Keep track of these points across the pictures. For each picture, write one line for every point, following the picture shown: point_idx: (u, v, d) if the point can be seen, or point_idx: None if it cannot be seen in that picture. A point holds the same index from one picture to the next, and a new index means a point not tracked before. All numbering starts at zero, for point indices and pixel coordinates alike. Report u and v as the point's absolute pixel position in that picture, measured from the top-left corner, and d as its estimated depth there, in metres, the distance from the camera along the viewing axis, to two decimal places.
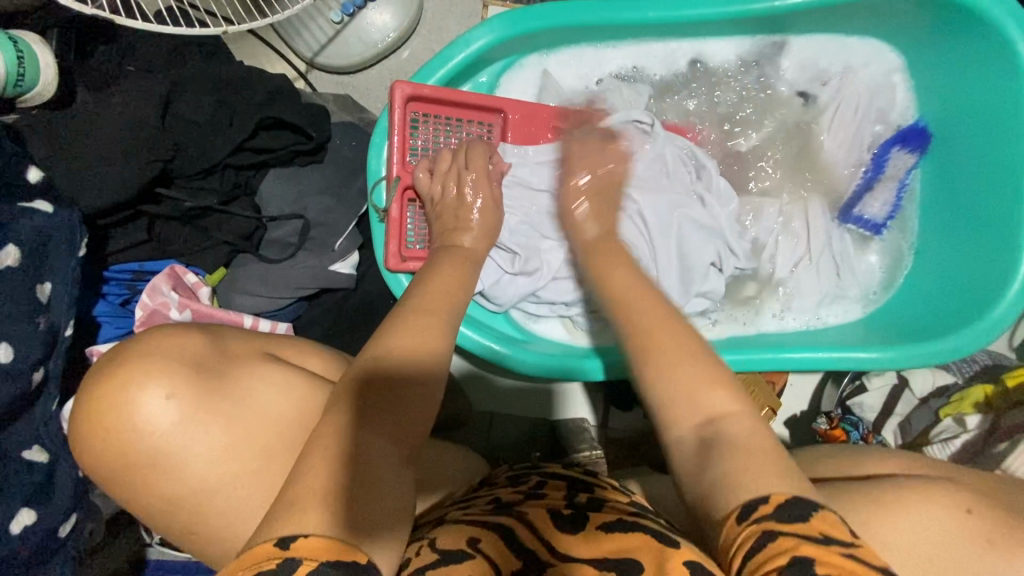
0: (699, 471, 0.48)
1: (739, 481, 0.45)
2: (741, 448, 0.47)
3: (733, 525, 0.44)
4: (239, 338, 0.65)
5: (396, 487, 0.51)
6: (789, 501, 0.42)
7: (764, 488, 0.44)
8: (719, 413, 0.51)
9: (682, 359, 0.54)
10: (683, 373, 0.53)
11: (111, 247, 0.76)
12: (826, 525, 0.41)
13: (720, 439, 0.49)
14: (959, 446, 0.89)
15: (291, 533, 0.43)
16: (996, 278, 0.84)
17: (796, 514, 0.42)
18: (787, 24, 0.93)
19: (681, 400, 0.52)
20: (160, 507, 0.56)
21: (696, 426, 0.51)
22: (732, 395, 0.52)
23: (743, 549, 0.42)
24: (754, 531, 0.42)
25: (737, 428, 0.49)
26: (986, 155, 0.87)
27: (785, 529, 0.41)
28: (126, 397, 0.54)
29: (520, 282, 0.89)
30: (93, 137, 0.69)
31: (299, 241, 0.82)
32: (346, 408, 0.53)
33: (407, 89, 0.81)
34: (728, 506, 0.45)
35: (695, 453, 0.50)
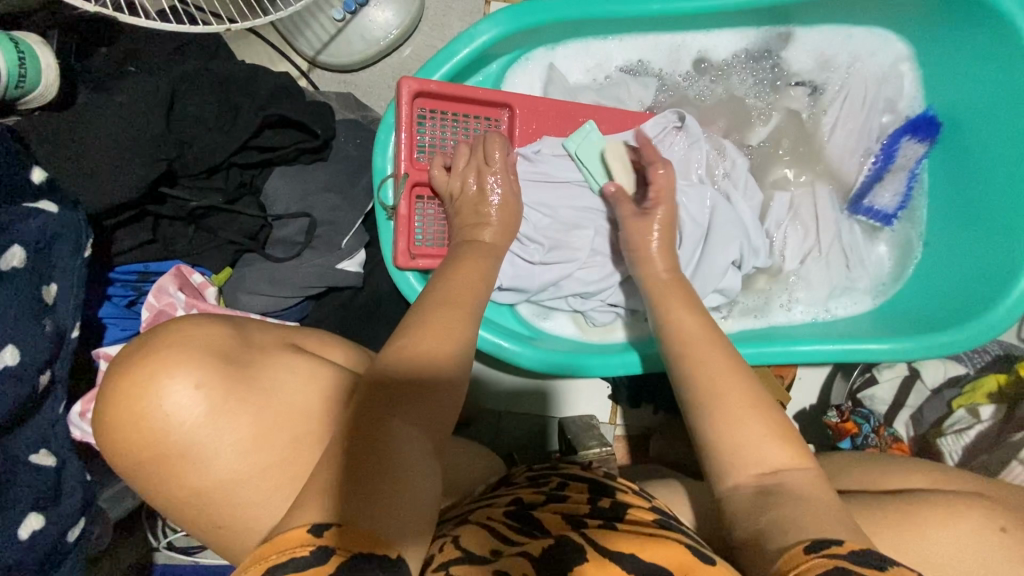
0: (756, 512, 0.48)
1: (808, 524, 0.45)
2: (800, 495, 0.48)
3: (800, 553, 0.42)
4: (260, 328, 0.61)
5: (428, 477, 0.50)
6: (864, 551, 0.41)
7: (835, 534, 0.43)
8: (782, 467, 0.51)
9: (745, 412, 0.54)
10: (749, 429, 0.53)
11: (115, 249, 0.75)
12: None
13: (781, 490, 0.49)
14: (972, 438, 0.87)
15: (323, 521, 0.43)
16: (1007, 268, 0.82)
17: (869, 561, 0.40)
18: (793, 15, 0.92)
19: (747, 455, 0.52)
20: (183, 500, 0.52)
21: (758, 476, 0.51)
22: (789, 449, 0.52)
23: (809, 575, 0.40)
24: (823, 562, 0.40)
25: (797, 481, 0.50)
26: (1001, 144, 0.85)
27: (860, 569, 0.39)
28: (150, 386, 0.49)
29: (535, 277, 0.88)
30: (100, 135, 0.69)
31: (305, 239, 0.81)
32: (374, 392, 0.53)
33: (414, 85, 0.79)
34: (793, 540, 0.44)
35: (754, 500, 0.49)
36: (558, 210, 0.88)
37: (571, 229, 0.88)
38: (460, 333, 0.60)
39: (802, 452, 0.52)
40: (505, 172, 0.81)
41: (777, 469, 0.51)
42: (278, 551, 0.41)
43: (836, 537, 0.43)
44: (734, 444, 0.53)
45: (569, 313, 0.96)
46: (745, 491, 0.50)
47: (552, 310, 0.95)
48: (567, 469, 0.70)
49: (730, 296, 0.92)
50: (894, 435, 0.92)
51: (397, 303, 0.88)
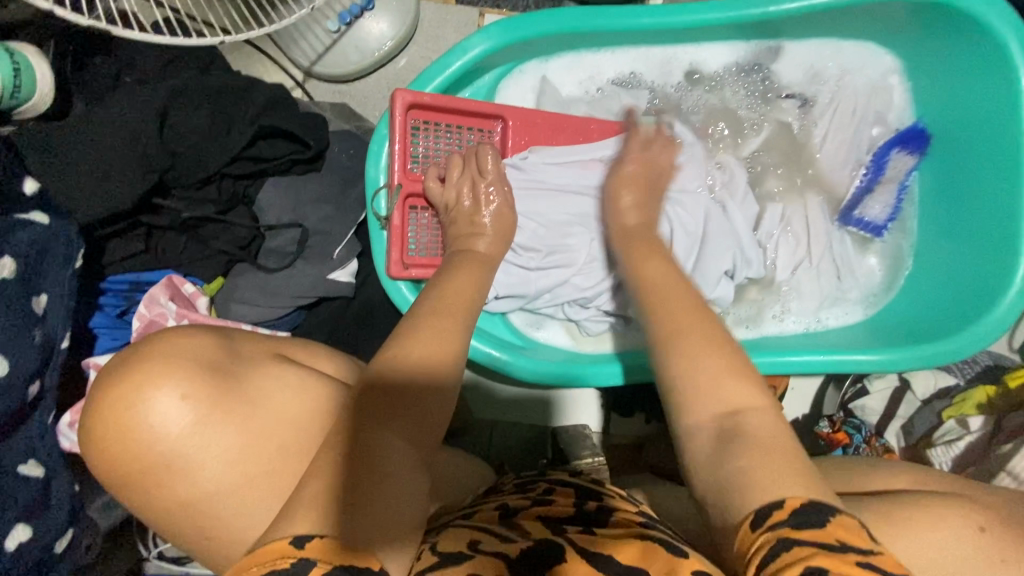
0: (715, 468, 0.47)
1: (756, 481, 0.44)
2: (759, 445, 0.47)
3: (749, 532, 0.42)
4: (249, 339, 0.61)
5: (414, 488, 0.50)
6: (805, 506, 0.42)
7: (780, 492, 0.43)
8: (741, 407, 0.50)
9: (705, 350, 0.53)
10: (706, 364, 0.52)
11: (106, 259, 0.75)
12: (842, 531, 0.40)
13: (740, 434, 0.48)
14: (961, 449, 0.87)
15: (306, 532, 0.43)
16: (995, 280, 0.83)
17: (810, 520, 0.41)
18: (783, 30, 0.93)
19: (704, 390, 0.51)
20: (170, 512, 0.52)
21: (716, 416, 0.50)
22: (752, 389, 0.51)
23: (758, 557, 0.40)
24: (766, 540, 0.41)
25: (757, 425, 0.48)
26: (989, 157, 0.86)
27: (803, 538, 0.40)
28: (137, 398, 0.49)
29: (529, 288, 0.89)
30: (91, 146, 0.69)
31: (297, 249, 0.82)
32: (367, 403, 0.53)
33: (408, 97, 0.80)
34: (741, 514, 0.44)
35: (712, 444, 0.49)
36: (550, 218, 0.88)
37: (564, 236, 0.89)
38: (449, 343, 0.60)
39: (759, 391, 0.51)
40: (499, 182, 0.81)
41: (738, 410, 0.50)
42: (260, 563, 0.41)
43: (779, 496, 0.43)
44: (686, 388, 0.52)
45: (561, 322, 0.96)
46: (706, 430, 0.50)
47: (544, 320, 0.96)
48: (555, 475, 0.71)
49: (723, 305, 0.92)
50: (886, 445, 0.93)
51: (389, 313, 0.88)
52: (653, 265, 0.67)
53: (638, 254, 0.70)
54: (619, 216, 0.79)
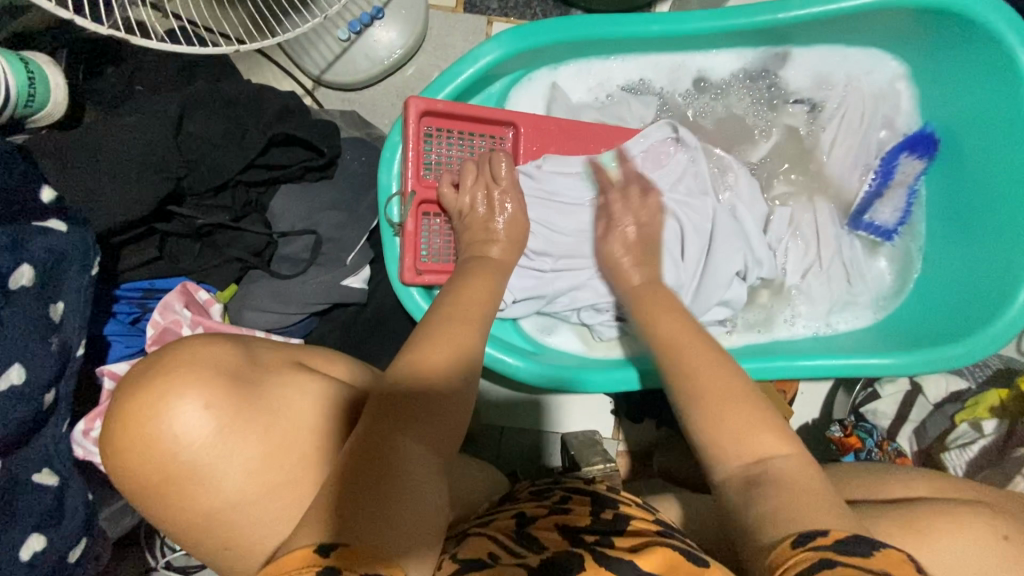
0: (742, 506, 0.48)
1: (793, 513, 0.45)
2: (788, 484, 0.48)
3: (786, 549, 0.42)
4: (267, 347, 0.61)
5: (435, 496, 0.50)
6: (850, 538, 0.42)
7: (821, 524, 0.43)
8: (767, 454, 0.51)
9: (732, 400, 0.55)
10: (734, 415, 0.53)
11: (123, 266, 0.75)
12: (889, 563, 0.40)
13: (766, 477, 0.49)
14: (976, 452, 0.88)
15: (331, 541, 0.43)
16: (1007, 282, 0.83)
17: (855, 549, 0.41)
18: (790, 36, 0.93)
19: (729, 444, 0.52)
20: (192, 523, 0.52)
21: (742, 467, 0.51)
22: (778, 437, 0.52)
23: (795, 571, 0.40)
24: (808, 557, 0.40)
25: (782, 470, 0.49)
26: (997, 160, 0.87)
27: (845, 561, 0.40)
28: (160, 405, 0.49)
29: (543, 292, 0.89)
30: (107, 155, 0.69)
31: (310, 256, 0.81)
32: (386, 413, 0.52)
33: (421, 104, 0.80)
34: (780, 535, 0.44)
35: (741, 489, 0.49)
36: (561, 224, 0.89)
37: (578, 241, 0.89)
38: (467, 348, 0.61)
39: (784, 435, 0.52)
40: (513, 189, 0.82)
41: (765, 458, 0.51)
42: (285, 572, 0.41)
43: (820, 527, 0.43)
44: (713, 439, 0.53)
45: (573, 327, 0.97)
46: (732, 483, 0.51)
47: (556, 325, 0.96)
48: (569, 484, 0.71)
49: (735, 308, 0.92)
50: (898, 449, 0.92)
51: (400, 320, 0.88)
52: (668, 321, 0.69)
53: (652, 311, 0.72)
54: (624, 279, 0.82)
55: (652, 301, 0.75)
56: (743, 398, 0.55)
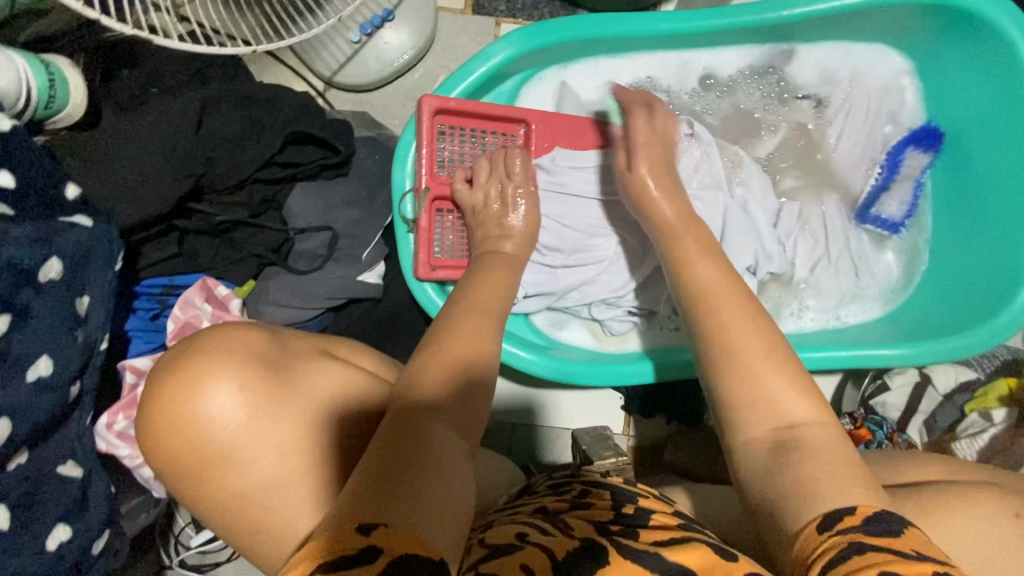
0: (772, 473, 0.49)
1: (821, 489, 0.46)
2: (819, 455, 0.48)
3: (814, 535, 0.43)
4: (297, 335, 0.61)
5: (464, 481, 0.51)
6: (876, 515, 0.43)
7: (847, 501, 0.44)
8: (797, 420, 0.51)
9: (765, 364, 0.54)
10: (767, 382, 0.53)
11: (143, 263, 0.77)
12: (916, 542, 0.41)
13: (797, 445, 0.50)
14: (986, 440, 0.89)
15: (371, 520, 0.42)
16: (1017, 271, 0.84)
17: (882, 528, 0.42)
18: (795, 33, 0.95)
19: (761, 406, 0.53)
20: (224, 506, 0.52)
21: (773, 430, 0.51)
22: (808, 404, 0.52)
23: (826, 558, 0.41)
24: (837, 543, 0.42)
25: (815, 437, 0.50)
26: (1005, 152, 0.88)
27: (874, 542, 0.41)
28: (195, 387, 0.51)
29: (557, 285, 0.91)
30: (130, 153, 0.70)
31: (327, 252, 0.83)
32: (420, 402, 0.54)
33: (434, 103, 0.82)
34: (805, 518, 0.45)
35: (768, 456, 0.50)
36: (572, 220, 0.90)
37: (591, 236, 0.91)
38: (487, 339, 0.62)
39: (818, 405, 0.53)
40: (526, 185, 0.83)
41: (795, 424, 0.51)
42: (325, 551, 0.40)
43: (847, 504, 0.44)
44: (746, 406, 0.53)
45: (585, 322, 0.98)
46: (760, 446, 0.51)
47: (568, 320, 0.97)
48: (588, 477, 0.72)
49: None
50: (908, 441, 0.93)
51: (415, 316, 0.89)
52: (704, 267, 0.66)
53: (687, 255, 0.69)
54: (656, 211, 0.76)
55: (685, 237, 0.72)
56: (779, 359, 0.55)
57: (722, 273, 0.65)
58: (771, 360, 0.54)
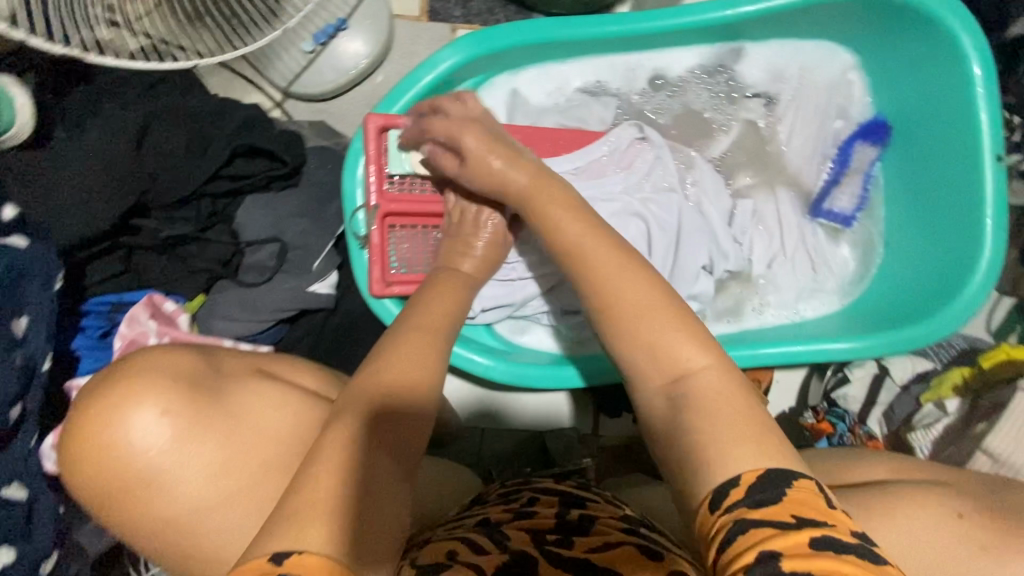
0: (669, 444, 0.49)
1: (709, 460, 0.45)
2: (711, 409, 0.48)
3: (709, 514, 0.44)
4: (230, 355, 0.64)
5: (398, 499, 0.54)
6: (760, 482, 0.43)
7: (736, 469, 0.44)
8: (686, 371, 0.50)
9: (649, 320, 0.52)
10: (661, 339, 0.51)
11: (88, 279, 0.77)
12: (799, 508, 0.41)
13: (688, 398, 0.49)
14: (940, 431, 0.90)
15: (285, 549, 0.44)
16: (963, 264, 0.85)
17: (765, 497, 0.42)
18: (742, 31, 0.95)
19: (649, 364, 0.51)
20: (153, 528, 0.55)
21: (666, 381, 0.51)
22: (702, 349, 0.50)
23: (718, 538, 0.42)
24: (725, 523, 0.42)
25: (707, 384, 0.49)
26: (950, 145, 0.89)
27: (756, 518, 0.40)
28: (118, 415, 0.53)
29: (513, 290, 0.92)
30: (69, 173, 0.70)
31: (277, 264, 0.82)
32: (350, 423, 0.55)
33: (379, 121, 0.83)
34: (701, 493, 0.45)
35: (666, 411, 0.50)
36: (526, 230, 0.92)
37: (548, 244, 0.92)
38: (432, 353, 0.62)
39: (713, 352, 0.50)
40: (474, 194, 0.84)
41: (686, 374, 0.50)
42: None
43: (734, 474, 0.44)
44: (656, 374, 0.51)
45: (547, 328, 0.98)
46: (658, 403, 0.51)
47: (529, 325, 0.97)
48: (539, 483, 0.73)
49: (704, 300, 0.94)
50: (869, 433, 0.93)
51: (371, 325, 0.89)
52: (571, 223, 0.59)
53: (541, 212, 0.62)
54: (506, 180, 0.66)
55: (544, 197, 0.63)
56: (700, 335, 0.51)
57: (593, 232, 0.58)
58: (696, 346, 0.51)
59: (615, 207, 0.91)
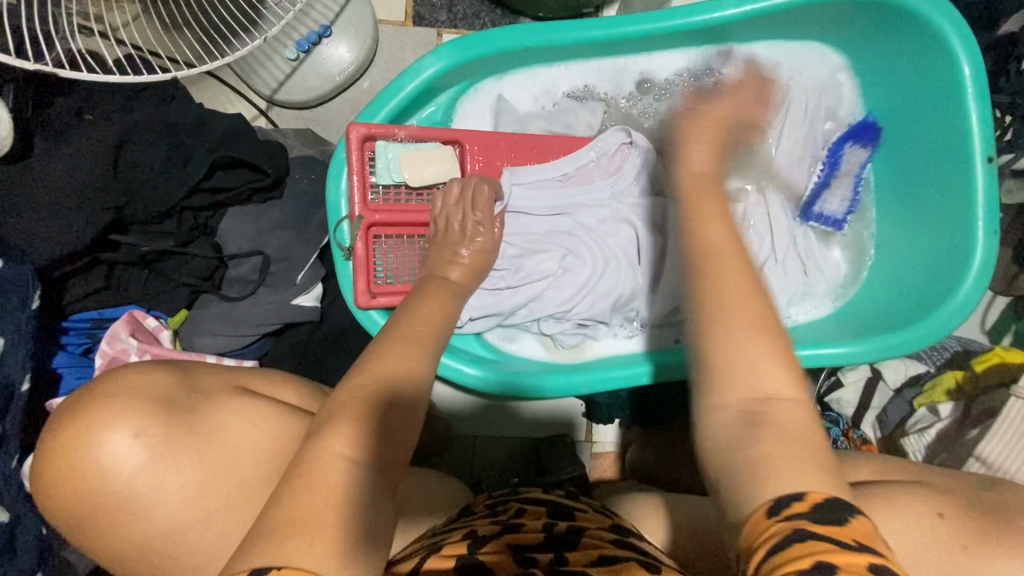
0: (733, 445, 0.45)
1: (768, 472, 0.42)
2: (787, 435, 0.44)
3: (762, 519, 0.40)
4: (209, 372, 0.64)
5: (378, 520, 0.51)
6: (826, 502, 0.40)
7: (799, 485, 0.41)
8: (776, 394, 0.46)
9: (755, 335, 0.48)
10: (750, 350, 0.47)
11: (68, 297, 0.76)
12: (861, 533, 0.38)
13: (768, 420, 0.45)
14: (935, 435, 0.88)
15: (262, 565, 0.42)
16: (954, 265, 0.84)
17: (831, 516, 0.39)
18: (729, 34, 0.94)
19: (742, 370, 0.47)
20: (130, 550, 0.54)
21: (749, 399, 0.46)
22: (790, 378, 0.47)
23: (770, 543, 0.39)
24: (782, 530, 0.39)
25: (790, 415, 0.45)
26: (940, 144, 0.88)
27: (818, 531, 0.38)
28: (91, 437, 0.52)
29: (503, 298, 0.90)
30: (45, 192, 0.69)
31: (259, 277, 0.82)
32: (345, 433, 0.52)
33: (361, 130, 0.82)
34: (756, 501, 0.41)
35: (737, 426, 0.45)
36: (512, 238, 0.91)
37: (536, 251, 0.91)
38: (415, 364, 0.61)
39: (800, 379, 0.47)
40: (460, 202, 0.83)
41: (773, 397, 0.46)
42: None
43: (797, 489, 0.41)
44: (737, 386, 0.47)
45: (537, 335, 0.97)
46: (730, 415, 0.46)
47: (519, 333, 0.96)
48: (526, 493, 0.72)
49: None
50: (863, 437, 0.93)
51: (358, 335, 0.88)
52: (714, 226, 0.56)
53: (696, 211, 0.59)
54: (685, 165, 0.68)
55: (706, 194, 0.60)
56: (788, 360, 0.48)
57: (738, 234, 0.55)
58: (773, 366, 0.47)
59: (603, 214, 0.93)
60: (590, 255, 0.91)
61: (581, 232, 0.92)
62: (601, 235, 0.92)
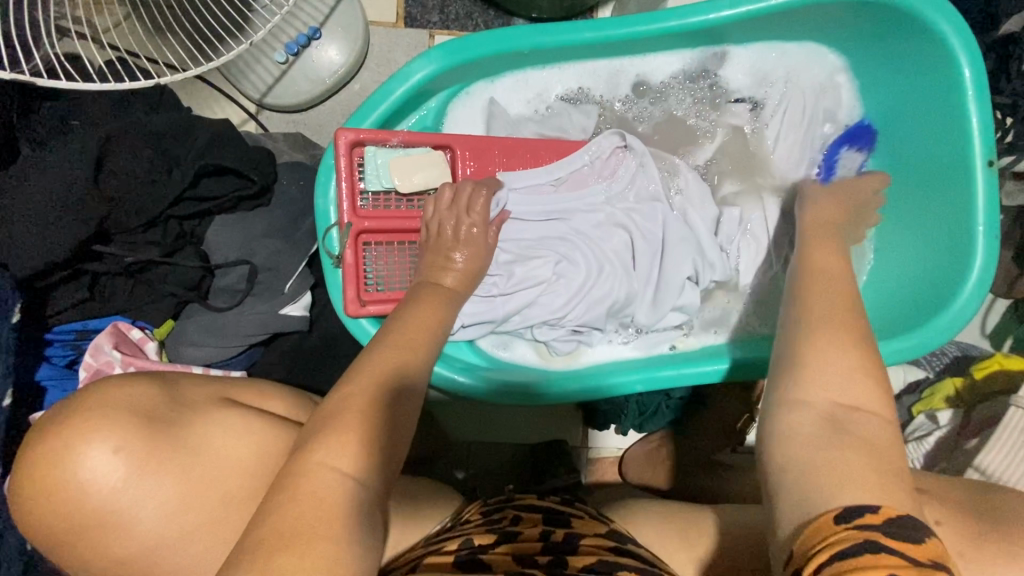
0: (799, 453, 0.46)
1: (835, 484, 0.43)
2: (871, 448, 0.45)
3: (828, 524, 0.41)
4: (194, 384, 0.62)
5: (369, 535, 0.48)
6: (899, 518, 0.40)
7: (871, 498, 0.42)
8: (863, 405, 0.48)
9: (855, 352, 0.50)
10: (833, 360, 0.50)
11: (51, 309, 0.74)
12: (931, 553, 0.39)
13: (851, 430, 0.46)
14: (933, 444, 0.87)
15: None
16: (954, 270, 0.83)
17: (905, 532, 0.40)
18: (726, 35, 0.92)
19: (837, 379, 0.49)
20: (110, 567, 0.53)
21: (834, 405, 0.48)
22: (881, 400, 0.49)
23: (835, 549, 0.39)
24: (852, 537, 0.40)
25: (872, 429, 0.47)
26: (941, 147, 0.86)
27: (890, 545, 0.39)
28: (69, 453, 0.50)
29: (496, 304, 0.88)
30: (25, 202, 0.67)
31: (246, 286, 0.80)
32: (332, 444, 0.50)
33: (350, 135, 0.80)
34: (822, 507, 0.42)
35: (818, 425, 0.47)
36: (505, 244, 0.89)
37: (528, 257, 0.89)
38: (405, 374, 0.60)
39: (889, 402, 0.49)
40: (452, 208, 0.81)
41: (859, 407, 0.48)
42: None
43: (870, 501, 0.41)
44: (823, 390, 0.49)
45: (531, 342, 0.96)
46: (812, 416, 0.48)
47: (513, 339, 0.95)
48: (520, 500, 0.71)
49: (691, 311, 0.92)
50: None
51: (349, 343, 0.87)
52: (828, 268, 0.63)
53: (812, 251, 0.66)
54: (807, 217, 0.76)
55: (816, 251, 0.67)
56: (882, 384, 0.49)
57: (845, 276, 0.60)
58: (859, 382, 0.49)
59: (598, 217, 0.92)
60: (585, 261, 0.90)
61: (575, 238, 0.90)
62: (596, 241, 0.91)
